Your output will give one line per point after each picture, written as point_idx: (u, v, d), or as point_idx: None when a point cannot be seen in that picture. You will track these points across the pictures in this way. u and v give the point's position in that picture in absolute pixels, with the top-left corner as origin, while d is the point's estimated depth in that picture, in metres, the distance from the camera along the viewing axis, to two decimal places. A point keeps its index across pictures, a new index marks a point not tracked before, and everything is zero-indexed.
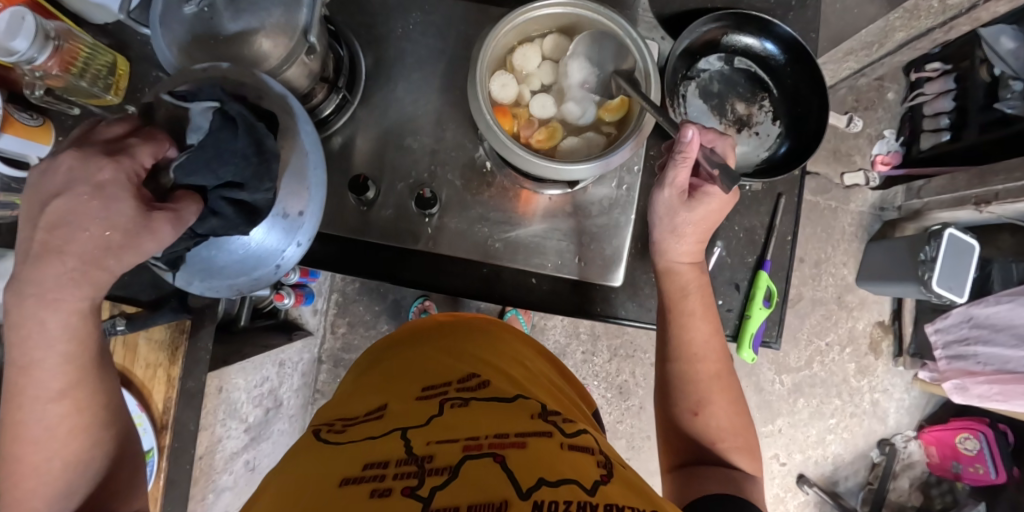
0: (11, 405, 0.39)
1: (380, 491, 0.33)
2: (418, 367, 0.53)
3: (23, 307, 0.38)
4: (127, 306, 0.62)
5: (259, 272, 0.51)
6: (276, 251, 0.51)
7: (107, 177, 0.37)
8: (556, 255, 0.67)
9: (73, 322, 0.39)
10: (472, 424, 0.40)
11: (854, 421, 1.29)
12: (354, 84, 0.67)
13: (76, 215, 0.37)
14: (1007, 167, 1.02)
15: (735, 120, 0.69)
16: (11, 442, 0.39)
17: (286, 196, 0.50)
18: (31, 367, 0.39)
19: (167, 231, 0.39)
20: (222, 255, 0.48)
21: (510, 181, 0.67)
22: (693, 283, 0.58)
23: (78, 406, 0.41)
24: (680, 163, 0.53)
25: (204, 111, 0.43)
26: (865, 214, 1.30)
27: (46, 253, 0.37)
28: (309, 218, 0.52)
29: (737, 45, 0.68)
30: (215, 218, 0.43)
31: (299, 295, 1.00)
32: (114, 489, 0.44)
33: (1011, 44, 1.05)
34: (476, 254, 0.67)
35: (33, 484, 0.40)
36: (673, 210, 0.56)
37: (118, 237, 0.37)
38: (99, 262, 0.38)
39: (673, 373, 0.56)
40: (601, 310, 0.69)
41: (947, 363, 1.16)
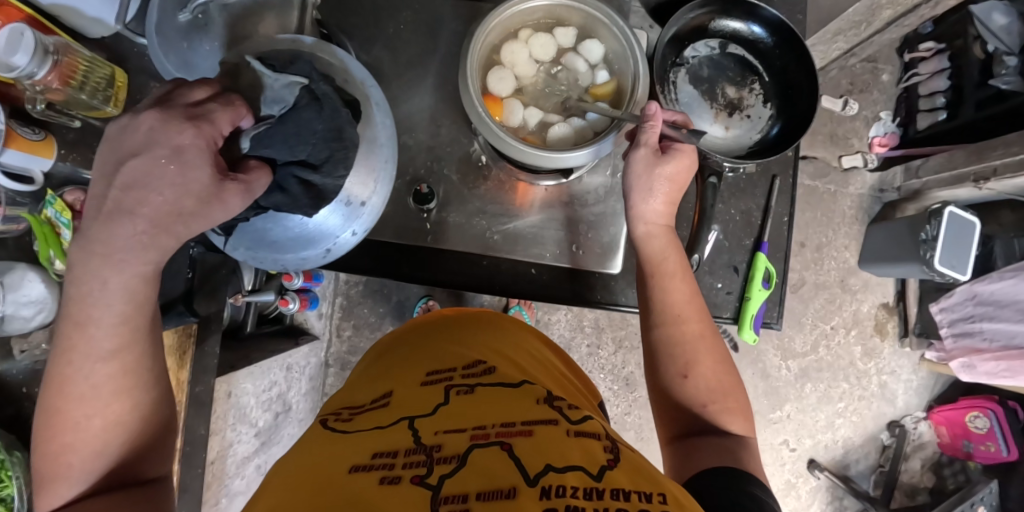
0: (63, 358, 0.41)
1: (389, 478, 0.33)
2: (420, 356, 0.54)
3: (86, 264, 0.40)
4: None
5: (306, 252, 0.54)
6: (328, 233, 0.53)
7: (185, 141, 0.38)
8: (555, 244, 0.68)
9: (133, 283, 0.41)
10: (479, 414, 0.40)
11: (863, 404, 1.29)
12: None
13: (152, 178, 0.38)
14: (1006, 142, 1.03)
15: (726, 104, 0.69)
16: (58, 394, 0.41)
17: (356, 185, 0.52)
18: (86, 323, 0.40)
19: (235, 200, 0.40)
20: (277, 230, 0.51)
21: (506, 173, 0.68)
22: (667, 247, 0.59)
23: (125, 367, 0.42)
24: (650, 129, 0.56)
25: (289, 85, 0.45)
26: (866, 196, 1.29)
27: (116, 213, 0.38)
28: (369, 208, 0.55)
29: (725, 30, 0.68)
30: (280, 193, 0.45)
31: (304, 300, 1.01)
32: (144, 457, 0.44)
33: (1002, 20, 1.07)
34: (475, 246, 0.67)
35: (70, 440, 0.40)
36: (649, 168, 0.56)
37: (190, 204, 0.39)
38: (167, 227, 0.40)
39: (658, 339, 0.57)
40: (603, 297, 0.69)
41: (953, 342, 1.15)
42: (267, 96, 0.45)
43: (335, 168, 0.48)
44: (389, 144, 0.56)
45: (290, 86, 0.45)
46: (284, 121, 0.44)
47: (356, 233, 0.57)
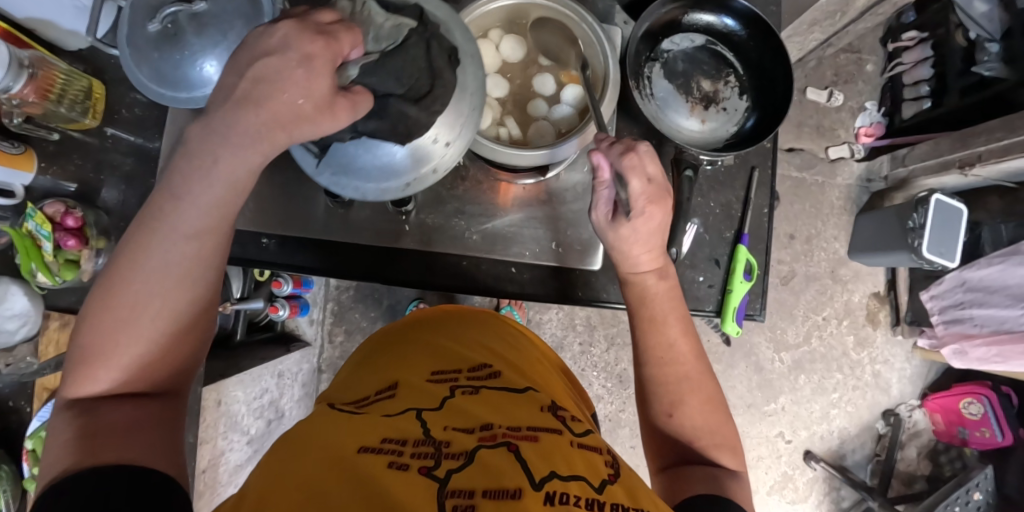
0: (147, 226, 0.39)
1: (397, 465, 0.33)
2: (429, 350, 0.54)
3: (203, 139, 0.38)
4: None
5: (388, 184, 0.47)
6: (412, 169, 0.47)
7: (315, 51, 0.36)
8: (534, 243, 0.66)
9: (237, 172, 0.40)
10: (486, 414, 0.40)
11: (858, 394, 1.29)
12: None
13: (283, 77, 0.36)
14: (988, 129, 1.03)
15: (702, 97, 0.69)
16: (129, 265, 0.38)
17: (445, 120, 0.46)
18: (180, 198, 0.39)
19: (344, 115, 0.38)
20: (366, 157, 0.45)
21: (484, 173, 0.66)
22: (657, 289, 0.56)
23: (201, 259, 0.40)
24: (598, 187, 0.54)
25: (397, 27, 0.42)
26: (854, 186, 1.30)
27: (243, 101, 0.37)
28: (453, 151, 0.48)
29: (699, 23, 0.68)
30: (377, 119, 0.42)
31: (294, 307, 1.02)
32: (185, 366, 0.41)
33: (983, 8, 1.03)
34: (454, 247, 0.66)
35: (126, 317, 0.38)
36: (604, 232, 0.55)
37: (309, 108, 0.37)
38: (284, 126, 0.38)
39: (645, 376, 0.55)
40: (584, 294, 0.67)
41: (945, 328, 1.15)
42: (379, 33, 0.41)
43: (434, 105, 0.44)
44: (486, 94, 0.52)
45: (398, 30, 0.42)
46: (391, 54, 0.41)
47: (441, 170, 0.49)
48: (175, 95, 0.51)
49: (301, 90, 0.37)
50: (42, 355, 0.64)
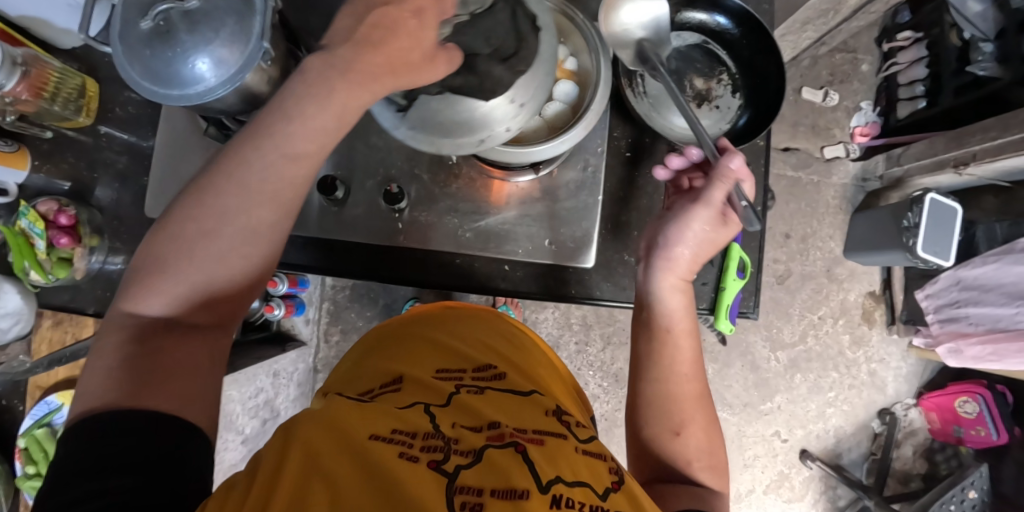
0: (251, 145, 0.42)
1: (408, 456, 0.33)
2: (435, 344, 0.54)
3: (324, 73, 0.42)
4: None
5: (466, 138, 0.48)
6: (488, 126, 0.47)
7: (427, 5, 0.43)
8: (528, 240, 0.65)
9: (339, 107, 0.43)
10: (494, 414, 0.40)
11: (854, 393, 1.29)
12: None
13: (399, 28, 0.42)
14: (982, 127, 1.03)
15: (695, 95, 0.69)
16: (229, 175, 0.41)
17: (526, 80, 0.46)
18: (290, 119, 0.42)
19: (442, 68, 0.43)
20: (446, 112, 0.46)
21: (477, 171, 0.65)
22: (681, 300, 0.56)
23: (287, 190, 0.43)
24: (721, 185, 0.52)
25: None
26: (849, 186, 1.30)
27: (364, 45, 0.42)
28: (527, 111, 0.48)
29: (692, 21, 0.69)
30: (467, 75, 0.44)
31: (289, 306, 1.02)
32: (242, 295, 0.43)
33: (977, 7, 1.03)
34: (447, 245, 0.65)
35: (213, 227, 0.41)
36: (704, 231, 0.54)
37: (417, 57, 0.43)
38: (394, 71, 0.42)
39: (654, 391, 0.54)
40: (577, 292, 0.66)
41: (940, 327, 1.15)
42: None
43: (520, 65, 0.45)
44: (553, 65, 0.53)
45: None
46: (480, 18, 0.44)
47: (515, 129, 0.49)
48: (168, 94, 0.51)
49: (412, 40, 0.42)
50: (34, 353, 0.69)
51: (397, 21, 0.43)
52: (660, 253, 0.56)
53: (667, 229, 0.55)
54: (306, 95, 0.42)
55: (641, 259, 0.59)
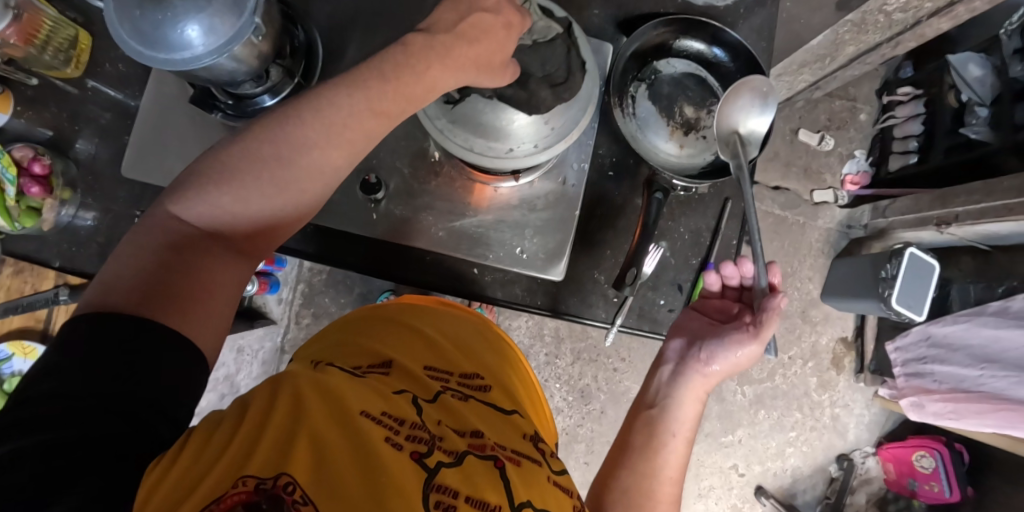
0: (338, 92, 0.43)
1: (394, 443, 0.33)
2: (417, 332, 0.49)
3: (423, 48, 0.44)
4: (72, 277, 0.67)
5: (493, 144, 0.51)
6: (517, 138, 0.51)
7: (511, 18, 0.46)
8: (499, 246, 0.64)
9: (421, 83, 0.44)
10: (478, 422, 0.39)
11: (815, 435, 1.30)
12: (310, 73, 0.64)
13: (491, 32, 0.45)
14: (967, 189, 1.04)
15: (683, 123, 0.67)
16: (311, 115, 0.42)
17: (565, 105, 0.50)
18: (380, 79, 0.43)
19: (504, 80, 0.47)
20: (490, 115, 0.49)
21: (458, 170, 0.65)
22: (694, 392, 0.55)
23: (351, 144, 0.44)
24: (768, 320, 0.53)
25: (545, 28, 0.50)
26: (834, 231, 1.32)
27: (463, 36, 0.45)
28: (557, 134, 0.52)
29: (689, 50, 0.69)
30: (518, 87, 0.48)
31: (263, 284, 1.00)
32: (273, 231, 0.45)
33: (977, 71, 1.08)
34: (420, 240, 0.64)
35: (285, 159, 0.42)
36: (741, 358, 0.54)
37: (498, 60, 0.46)
38: (478, 70, 0.45)
39: (627, 477, 0.48)
40: (544, 303, 0.66)
41: (905, 381, 1.16)
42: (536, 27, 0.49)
43: (565, 94, 0.49)
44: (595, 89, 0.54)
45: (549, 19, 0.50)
46: (538, 46, 0.48)
47: (534, 153, 0.52)
48: (155, 56, 0.49)
49: (492, 46, 0.45)
50: None
51: (489, 29, 0.45)
52: (698, 363, 0.55)
53: (711, 344, 0.55)
54: (403, 66, 0.44)
55: (671, 360, 0.57)
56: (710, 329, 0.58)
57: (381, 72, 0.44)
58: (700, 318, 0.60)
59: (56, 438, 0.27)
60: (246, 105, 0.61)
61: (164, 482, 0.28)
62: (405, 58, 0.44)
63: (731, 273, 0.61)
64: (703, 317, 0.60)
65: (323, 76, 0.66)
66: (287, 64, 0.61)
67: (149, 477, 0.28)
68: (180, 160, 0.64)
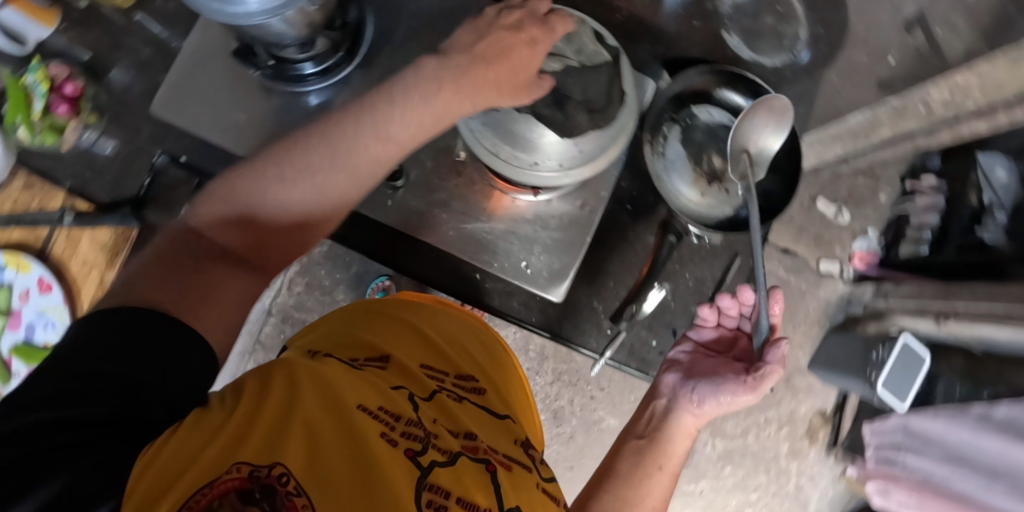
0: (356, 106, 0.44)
1: (388, 439, 0.31)
2: (414, 330, 0.49)
3: (441, 66, 0.45)
4: (80, 202, 0.64)
5: (519, 154, 0.50)
6: (540, 154, 0.50)
7: (536, 35, 0.46)
8: (504, 258, 0.64)
9: (444, 92, 0.44)
10: (473, 425, 0.38)
11: (776, 502, 1.28)
12: (354, 51, 0.64)
13: (514, 48, 0.45)
14: (973, 288, 0.99)
15: (708, 172, 0.68)
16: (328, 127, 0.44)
17: (596, 130, 0.49)
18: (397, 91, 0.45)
19: (532, 95, 0.47)
20: (522, 127, 0.49)
21: (480, 175, 0.64)
22: (687, 431, 0.53)
23: (376, 146, 0.44)
24: (766, 371, 0.49)
25: (592, 54, 0.50)
26: (833, 303, 1.29)
27: (484, 55, 0.45)
28: (584, 158, 0.50)
29: (726, 102, 0.67)
30: (555, 108, 0.48)
31: None
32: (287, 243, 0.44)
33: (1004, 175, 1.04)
34: (429, 236, 0.64)
35: (299, 165, 0.43)
36: (733, 399, 0.51)
37: (525, 76, 0.46)
38: (505, 83, 0.45)
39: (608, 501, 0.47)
40: (537, 321, 0.66)
41: (876, 465, 1.10)
42: (584, 50, 0.50)
43: (600, 120, 0.49)
44: (630, 120, 0.53)
45: (599, 48, 0.51)
46: (583, 71, 0.49)
47: (557, 175, 0.51)
48: (205, 4, 0.49)
49: (515, 64, 0.45)
50: None
51: (512, 47, 0.45)
52: (690, 402, 0.53)
53: (704, 385, 0.53)
54: (415, 86, 0.44)
55: (665, 394, 0.56)
56: (706, 364, 0.57)
57: (402, 92, 0.44)
58: (697, 351, 0.59)
59: (58, 415, 0.26)
60: (286, 70, 0.62)
61: (156, 459, 0.26)
62: (419, 81, 0.45)
63: (729, 307, 0.60)
64: (702, 351, 0.59)
65: (364, 55, 0.66)
66: (335, 40, 0.62)
67: (145, 454, 0.26)
68: (208, 108, 0.64)
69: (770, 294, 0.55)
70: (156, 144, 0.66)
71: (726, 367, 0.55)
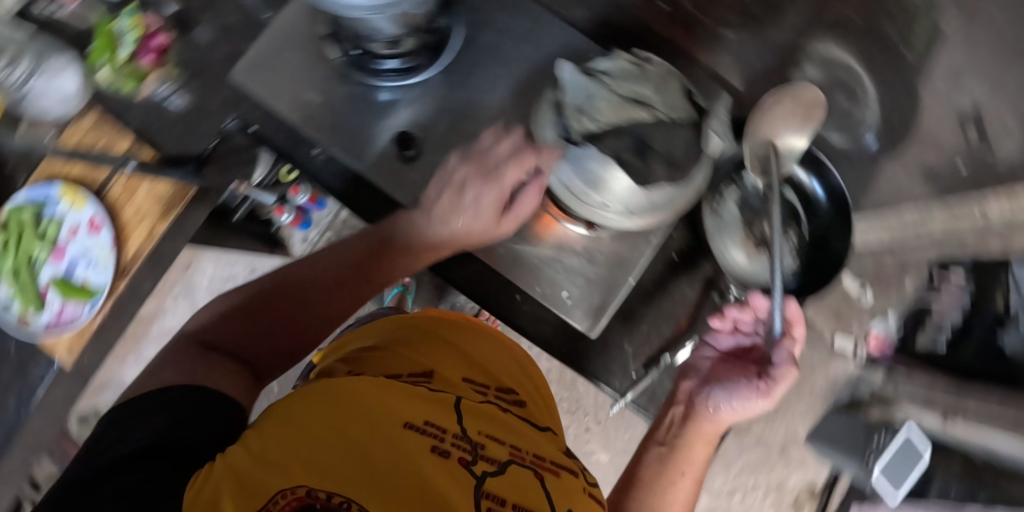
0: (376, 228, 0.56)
1: (440, 451, 0.32)
2: (448, 344, 0.50)
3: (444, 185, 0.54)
4: (145, 151, 0.64)
5: (589, 192, 0.51)
6: (609, 196, 0.51)
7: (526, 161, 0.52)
8: (546, 283, 0.64)
9: (454, 205, 0.54)
10: (517, 436, 0.39)
11: None
12: (438, 58, 0.65)
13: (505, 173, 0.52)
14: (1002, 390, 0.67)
15: (759, 239, 0.65)
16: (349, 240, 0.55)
17: (669, 182, 0.50)
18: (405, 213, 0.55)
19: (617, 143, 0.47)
20: (598, 166, 0.49)
21: (539, 199, 0.64)
22: (706, 433, 0.57)
23: (385, 250, 0.55)
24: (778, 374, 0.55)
25: (680, 110, 0.51)
26: None
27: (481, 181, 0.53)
28: (649, 208, 0.52)
29: (789, 173, 0.70)
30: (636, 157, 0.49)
31: (298, 217, 1.08)
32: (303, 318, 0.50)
33: None
34: (478, 249, 0.65)
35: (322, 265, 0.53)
36: (749, 401, 0.56)
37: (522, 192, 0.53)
38: (514, 189, 0.53)
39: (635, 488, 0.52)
40: (567, 351, 0.66)
41: None
42: (673, 105, 0.51)
43: (678, 175, 0.50)
44: (704, 178, 0.53)
45: (687, 105, 0.52)
46: (669, 125, 0.50)
47: (621, 219, 0.52)
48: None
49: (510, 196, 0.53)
50: (62, 140, 0.65)
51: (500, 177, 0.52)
52: (705, 410, 0.57)
53: (719, 394, 0.57)
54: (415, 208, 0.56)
55: (679, 401, 0.59)
56: (720, 370, 0.59)
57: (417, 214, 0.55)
58: (710, 353, 0.62)
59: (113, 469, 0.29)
60: (367, 63, 0.62)
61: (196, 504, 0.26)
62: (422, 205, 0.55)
63: (740, 316, 0.60)
64: (716, 355, 0.61)
65: (446, 62, 0.66)
66: (421, 44, 0.62)
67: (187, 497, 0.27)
68: (285, 86, 0.65)
69: (784, 298, 0.56)
70: (228, 107, 0.65)
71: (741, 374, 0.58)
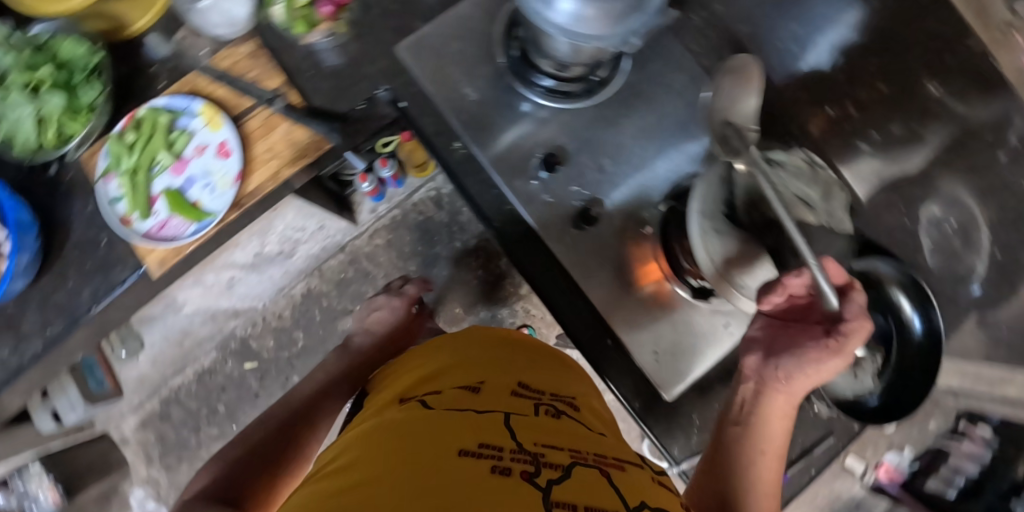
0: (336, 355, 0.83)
1: (501, 469, 0.32)
2: (486, 363, 0.51)
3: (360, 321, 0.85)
4: (293, 95, 0.65)
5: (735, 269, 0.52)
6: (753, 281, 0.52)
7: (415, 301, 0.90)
8: (639, 337, 0.64)
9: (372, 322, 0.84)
10: (571, 439, 0.39)
11: None
12: (595, 92, 0.65)
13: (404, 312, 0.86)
14: None
15: None
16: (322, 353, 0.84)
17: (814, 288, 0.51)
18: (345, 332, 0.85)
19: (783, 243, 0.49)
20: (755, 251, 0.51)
21: (655, 253, 0.65)
22: (784, 414, 0.51)
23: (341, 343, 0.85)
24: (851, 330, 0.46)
25: (839, 223, 0.53)
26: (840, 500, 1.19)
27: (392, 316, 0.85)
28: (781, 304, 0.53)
29: (892, 298, 0.66)
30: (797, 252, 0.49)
31: (375, 189, 1.13)
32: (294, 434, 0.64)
33: None
34: (588, 282, 0.64)
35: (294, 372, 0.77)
36: (821, 363, 0.47)
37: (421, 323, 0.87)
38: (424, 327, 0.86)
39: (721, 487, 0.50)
40: (639, 407, 0.65)
41: None
42: (834, 217, 0.53)
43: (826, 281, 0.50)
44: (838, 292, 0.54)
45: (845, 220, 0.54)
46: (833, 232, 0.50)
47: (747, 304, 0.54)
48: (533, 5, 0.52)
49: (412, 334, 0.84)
50: (213, 59, 0.66)
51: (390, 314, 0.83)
52: (778, 387, 0.50)
53: (789, 365, 0.49)
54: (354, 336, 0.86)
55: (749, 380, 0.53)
56: (794, 340, 0.50)
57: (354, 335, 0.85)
58: (783, 329, 0.51)
59: None
60: (528, 74, 0.64)
61: None
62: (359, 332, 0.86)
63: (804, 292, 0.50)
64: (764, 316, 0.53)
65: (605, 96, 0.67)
66: (586, 76, 0.65)
67: None
68: (446, 73, 0.65)
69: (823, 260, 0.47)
70: (383, 78, 0.66)
71: (809, 337, 0.49)
